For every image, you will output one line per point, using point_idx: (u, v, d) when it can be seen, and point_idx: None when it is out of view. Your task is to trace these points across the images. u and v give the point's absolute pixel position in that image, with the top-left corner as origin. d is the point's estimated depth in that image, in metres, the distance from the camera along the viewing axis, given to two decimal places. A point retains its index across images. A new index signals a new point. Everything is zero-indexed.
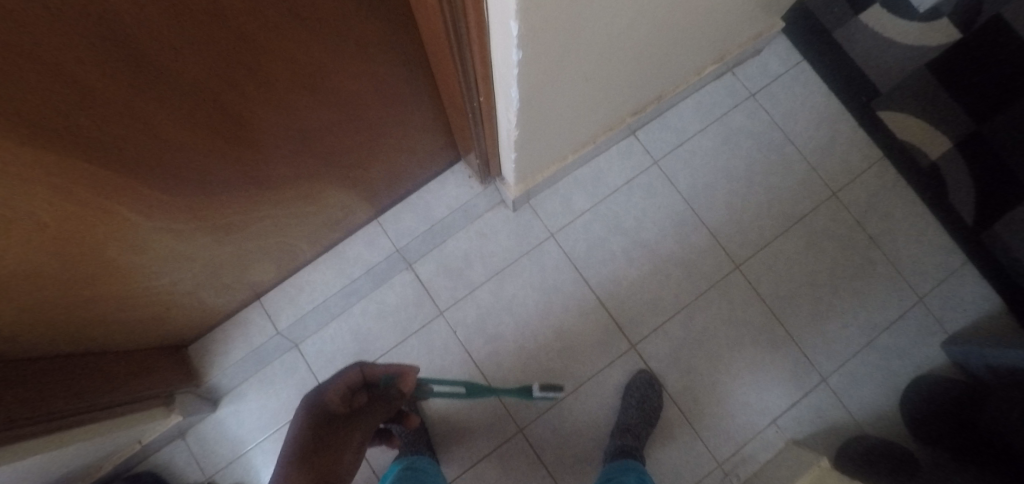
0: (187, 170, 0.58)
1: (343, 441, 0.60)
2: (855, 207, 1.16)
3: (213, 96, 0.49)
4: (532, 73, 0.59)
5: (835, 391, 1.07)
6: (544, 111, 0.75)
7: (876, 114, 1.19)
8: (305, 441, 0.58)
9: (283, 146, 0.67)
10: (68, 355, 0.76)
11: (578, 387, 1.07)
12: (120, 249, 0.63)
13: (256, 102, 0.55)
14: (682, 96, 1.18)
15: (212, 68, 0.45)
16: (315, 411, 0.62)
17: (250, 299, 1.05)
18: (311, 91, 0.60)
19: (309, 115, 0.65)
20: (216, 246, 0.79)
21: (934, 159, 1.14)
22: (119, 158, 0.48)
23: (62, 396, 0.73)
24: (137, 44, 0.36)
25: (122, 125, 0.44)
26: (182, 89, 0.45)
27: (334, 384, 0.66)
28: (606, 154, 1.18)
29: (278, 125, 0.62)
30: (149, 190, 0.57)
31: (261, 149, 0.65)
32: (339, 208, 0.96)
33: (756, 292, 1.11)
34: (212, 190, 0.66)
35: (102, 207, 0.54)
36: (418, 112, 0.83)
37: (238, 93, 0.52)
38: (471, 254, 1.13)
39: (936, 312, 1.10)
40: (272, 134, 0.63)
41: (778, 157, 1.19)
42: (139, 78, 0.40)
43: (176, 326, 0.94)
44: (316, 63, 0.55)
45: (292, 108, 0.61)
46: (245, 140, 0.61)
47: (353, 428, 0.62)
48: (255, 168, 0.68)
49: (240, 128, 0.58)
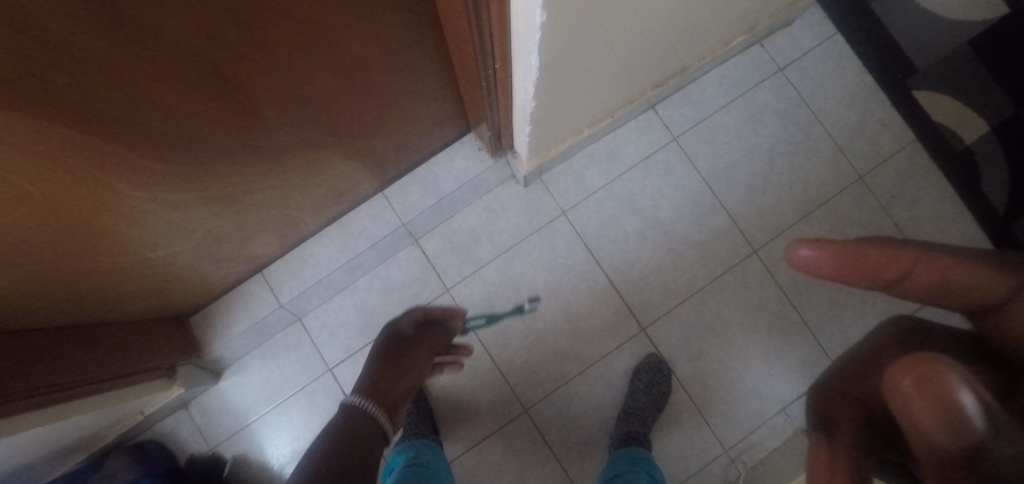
0: (184, 138, 0.54)
1: (408, 355, 0.82)
2: (882, 192, 1.11)
3: (210, 61, 0.45)
4: (554, 40, 0.53)
5: None
6: (564, 82, 0.70)
7: (911, 94, 1.12)
8: (386, 349, 0.82)
9: (286, 113, 0.63)
10: (63, 327, 0.74)
11: (585, 370, 1.06)
12: (112, 222, 0.60)
13: (255, 67, 0.50)
14: (706, 68, 1.11)
15: (206, 30, 0.40)
16: (389, 337, 0.85)
17: (252, 271, 1.02)
18: (314, 55, 0.55)
19: (312, 80, 0.59)
20: (216, 217, 0.76)
21: (968, 143, 1.08)
22: (111, 128, 0.45)
23: (60, 369, 0.71)
24: (128, 2, 0.32)
25: (113, 91, 0.40)
26: (174, 54, 0.41)
27: (406, 318, 0.88)
28: (622, 129, 1.12)
29: (281, 90, 0.58)
30: (143, 161, 0.53)
31: (262, 116, 0.60)
32: (343, 179, 0.91)
33: (773, 278, 1.08)
34: (211, 160, 0.62)
35: (94, 179, 0.50)
36: (428, 79, 0.78)
37: (235, 58, 0.47)
38: (479, 230, 1.09)
39: None
40: (273, 101, 0.59)
41: (805, 136, 1.13)
42: (132, 42, 0.36)
43: (175, 298, 0.92)
44: (320, 25, 0.50)
45: (295, 72, 0.56)
46: (246, 107, 0.56)
47: (415, 352, 0.83)
48: (256, 137, 0.64)
49: (241, 94, 0.53)
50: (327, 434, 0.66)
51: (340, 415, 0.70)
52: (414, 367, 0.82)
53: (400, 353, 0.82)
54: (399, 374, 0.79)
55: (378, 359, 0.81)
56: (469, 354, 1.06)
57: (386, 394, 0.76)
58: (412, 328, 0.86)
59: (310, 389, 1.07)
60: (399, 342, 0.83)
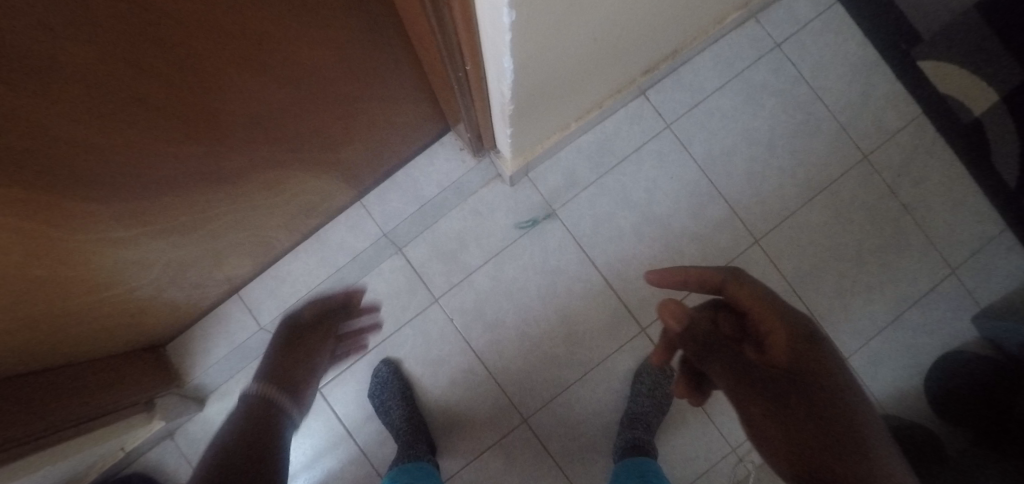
0: (123, 174, 0.49)
1: (300, 340, 0.88)
2: (888, 172, 1.05)
3: (133, 91, 0.38)
4: (529, 39, 0.47)
5: (857, 371, 1.02)
6: (543, 79, 0.63)
7: (916, 65, 1.05)
8: (281, 337, 0.88)
9: (239, 134, 0.57)
10: (32, 374, 0.69)
11: (585, 374, 1.02)
12: (53, 268, 0.54)
13: (190, 92, 0.44)
14: (698, 49, 1.04)
15: (117, 61, 0.33)
16: (286, 327, 0.90)
17: (228, 292, 0.97)
18: (258, 71, 0.48)
19: (263, 95, 0.53)
20: (177, 246, 0.70)
21: (977, 115, 1.03)
22: (36, 181, 0.39)
23: (28, 420, 0.66)
24: (14, 46, 0.26)
25: (26, 143, 0.35)
26: (83, 90, 0.34)
27: (306, 307, 0.95)
28: (612, 118, 1.06)
29: (228, 111, 0.52)
30: (79, 204, 0.47)
31: (212, 141, 0.54)
32: (315, 193, 0.86)
33: (776, 268, 1.04)
34: (158, 191, 0.56)
35: (26, 232, 0.45)
36: (397, 83, 0.72)
37: (163, 86, 0.40)
38: (465, 235, 1.03)
39: (968, 284, 1.03)
40: (218, 124, 0.53)
41: (806, 116, 1.06)
42: (31, 88, 0.30)
43: (147, 328, 0.86)
44: (259, 40, 0.43)
45: (241, 91, 0.50)
46: (191, 134, 0.51)
47: (310, 336, 0.90)
48: (206, 162, 0.58)
49: (184, 122, 0.48)
50: (229, 432, 0.66)
51: (242, 406, 0.73)
52: (310, 349, 0.87)
53: (296, 338, 0.88)
54: (302, 350, 0.86)
55: (275, 354, 0.84)
56: (462, 365, 1.02)
57: (276, 378, 0.79)
58: (309, 314, 0.93)
59: None
60: (294, 329, 0.90)
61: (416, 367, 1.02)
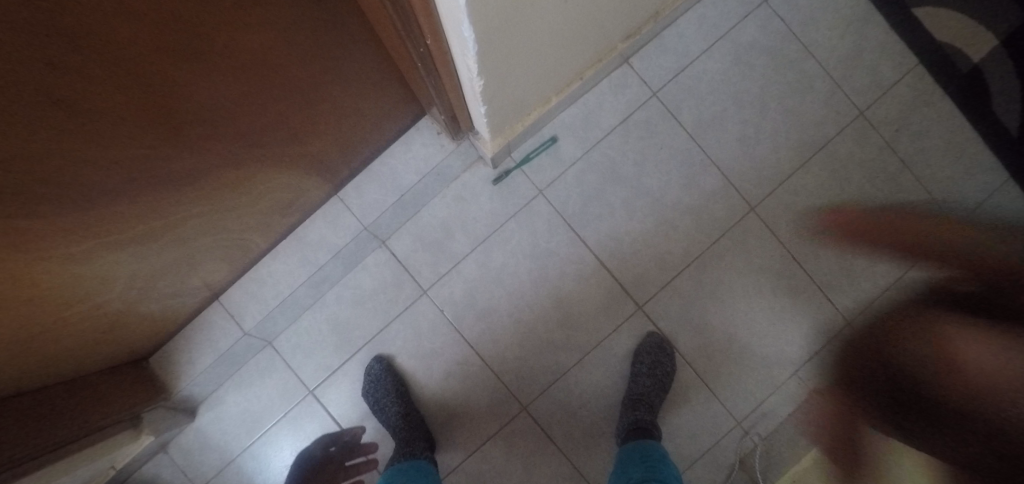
0: (71, 188, 0.45)
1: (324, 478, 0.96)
2: (885, 127, 1.01)
3: (46, 95, 0.34)
4: (487, 7, 0.43)
5: (860, 335, 1.00)
6: (513, 52, 0.59)
7: (909, 12, 1.00)
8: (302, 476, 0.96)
9: (190, 133, 0.53)
10: (15, 395, 0.66)
11: (583, 358, 0.99)
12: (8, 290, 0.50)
13: (115, 88, 0.39)
14: (682, 9, 0.98)
15: (16, 61, 0.29)
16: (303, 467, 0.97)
17: (208, 299, 0.93)
18: (191, 59, 0.44)
19: (211, 88, 0.50)
20: (143, 255, 0.66)
21: (976, 62, 0.98)
22: None
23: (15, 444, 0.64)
24: None
25: None
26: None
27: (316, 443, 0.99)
28: (595, 90, 1.01)
29: (173, 108, 0.48)
30: (27, 223, 0.44)
31: (161, 141, 0.51)
32: (286, 190, 0.81)
33: (773, 234, 1.00)
34: (113, 202, 0.53)
35: None
36: (359, 65, 0.67)
37: (81, 85, 0.36)
38: (450, 223, 1.00)
39: (971, 239, 1.00)
40: (160, 122, 0.48)
41: (798, 74, 1.01)
42: None
43: (125, 343, 0.83)
44: (182, 20, 0.38)
45: (185, 86, 0.46)
46: (134, 136, 0.47)
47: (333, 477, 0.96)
48: (154, 165, 0.53)
49: (123, 123, 0.44)
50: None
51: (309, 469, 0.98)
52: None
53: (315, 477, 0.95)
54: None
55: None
56: (457, 357, 0.99)
57: None
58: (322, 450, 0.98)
59: (294, 415, 1.01)
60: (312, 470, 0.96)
61: (409, 362, 0.99)
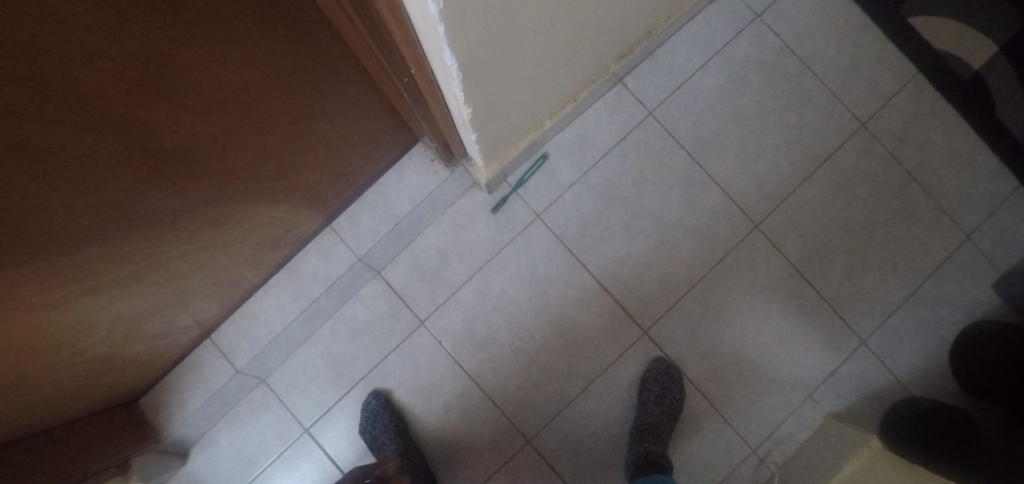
0: (48, 238, 0.43)
1: None
2: (888, 138, 0.99)
3: (13, 148, 0.31)
4: (469, 37, 0.42)
5: (876, 354, 0.96)
6: (500, 78, 0.58)
7: (905, 23, 0.99)
8: None
9: (171, 172, 0.51)
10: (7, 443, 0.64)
11: (588, 387, 0.95)
12: None
13: (91, 133, 0.37)
14: (674, 28, 0.98)
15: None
16: None
17: (199, 337, 0.91)
18: (168, 96, 0.41)
19: (192, 127, 0.48)
20: (129, 296, 0.64)
21: (977, 69, 0.96)
22: None
23: None
24: None
25: None
26: None
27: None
28: (590, 111, 0.99)
29: (153, 148, 0.46)
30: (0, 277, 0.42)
31: (141, 182, 0.49)
32: (275, 223, 0.80)
33: (779, 252, 0.97)
34: (92, 247, 0.50)
35: None
36: (345, 94, 0.66)
37: (51, 133, 0.34)
38: (447, 251, 0.97)
39: (986, 250, 0.96)
40: (141, 163, 0.46)
41: (796, 88, 1.00)
42: None
43: (113, 385, 0.80)
44: (157, 57, 0.36)
45: (165, 126, 0.45)
46: (114, 179, 0.45)
47: None
48: (133, 205, 0.51)
49: (101, 168, 0.42)
50: None
51: None
52: None
53: None
54: None
55: None
56: (457, 389, 0.96)
57: None
58: None
59: (289, 455, 0.97)
60: None
61: (408, 396, 0.96)
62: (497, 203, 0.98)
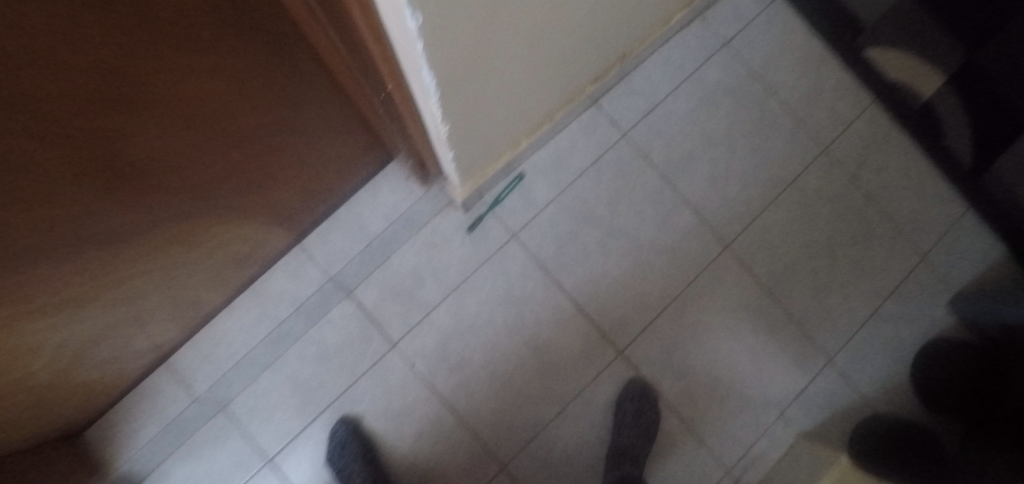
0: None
1: None
2: (849, 162, 1.03)
3: None
4: (448, 54, 0.41)
5: (843, 371, 0.98)
6: (479, 96, 0.58)
7: (862, 53, 1.04)
8: None
9: (133, 186, 0.49)
10: None
11: (564, 409, 0.94)
12: None
13: (55, 147, 0.35)
14: (646, 53, 1.00)
15: None
16: None
17: (154, 363, 0.87)
18: (134, 109, 0.39)
19: (160, 141, 0.46)
20: (81, 318, 0.60)
21: (927, 98, 1.02)
22: None
23: None
24: None
25: None
26: None
27: None
28: (566, 131, 1.00)
29: (116, 162, 0.44)
30: None
31: (101, 197, 0.46)
32: (241, 241, 0.76)
33: (749, 271, 1.00)
34: (43, 269, 0.47)
35: None
36: (318, 110, 0.65)
37: (6, 151, 0.31)
38: (421, 271, 0.95)
39: (940, 269, 1.01)
40: (103, 177, 0.44)
41: (762, 113, 1.04)
42: None
43: (56, 415, 0.74)
44: (125, 70, 0.34)
45: (131, 139, 0.42)
46: (73, 195, 0.42)
47: None
48: (90, 222, 0.48)
49: (60, 183, 0.39)
50: None
51: None
52: None
53: None
54: None
55: None
56: (430, 413, 0.93)
57: None
58: None
59: None
60: None
61: (378, 422, 0.92)
62: (472, 223, 0.97)
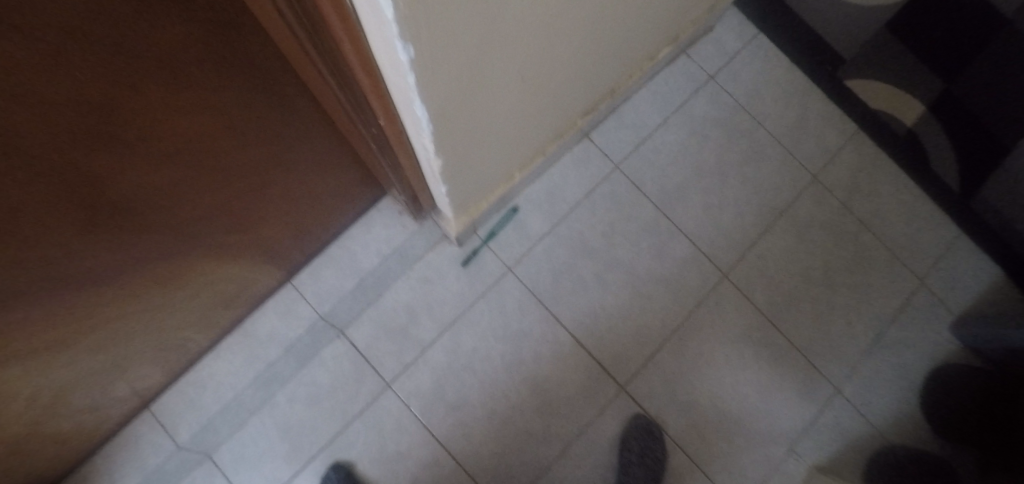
0: None
1: None
2: (839, 189, 1.04)
3: None
4: (441, 87, 0.42)
5: (851, 401, 0.96)
6: (471, 131, 0.58)
7: (843, 84, 1.07)
8: None
9: (122, 224, 0.48)
10: None
11: (566, 448, 0.90)
12: None
13: (41, 184, 0.35)
14: (635, 88, 1.03)
15: None
16: None
17: (137, 408, 0.83)
18: (120, 145, 0.39)
19: (152, 178, 0.46)
20: (62, 363, 0.58)
21: (910, 126, 1.04)
22: None
23: None
24: None
25: None
26: None
27: None
28: (558, 164, 1.01)
29: (103, 200, 0.43)
30: None
31: (88, 235, 0.45)
32: (231, 279, 0.75)
33: (748, 299, 0.98)
34: (23, 310, 0.45)
35: None
36: (311, 146, 0.65)
37: None
38: (415, 307, 0.93)
39: (939, 292, 1.01)
40: (91, 215, 0.43)
41: (751, 143, 1.05)
42: None
43: (31, 467, 0.70)
44: (117, 107, 0.35)
45: (122, 177, 0.42)
46: (58, 233, 0.41)
47: None
48: (76, 262, 0.47)
49: (47, 220, 0.39)
50: None
51: None
52: None
53: None
54: None
55: None
56: (426, 458, 0.88)
57: None
58: None
59: None
60: None
61: (372, 468, 0.88)
62: (466, 256, 0.96)
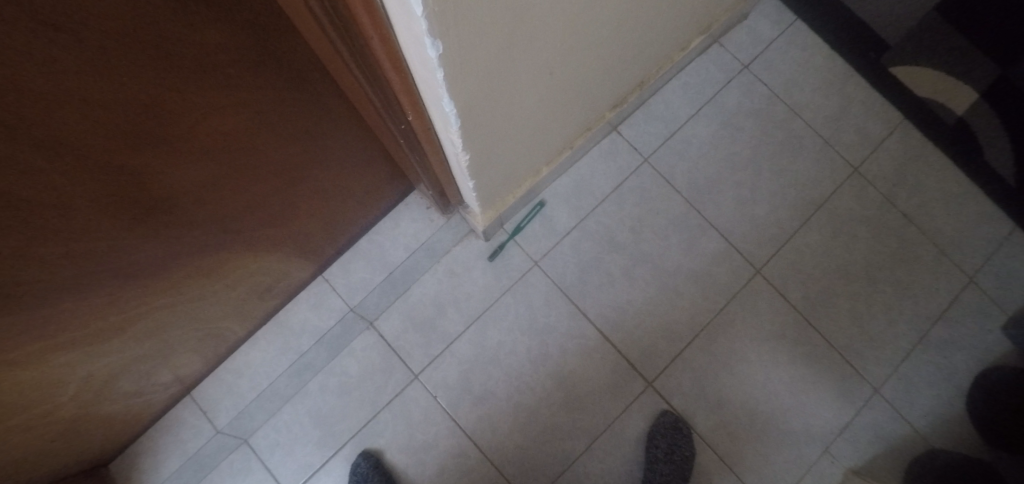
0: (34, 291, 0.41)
1: None
2: (882, 182, 1.00)
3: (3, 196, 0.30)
4: (469, 82, 0.41)
5: (892, 403, 0.92)
6: (499, 125, 0.58)
7: (888, 72, 1.02)
8: None
9: (165, 220, 0.50)
10: None
11: (592, 444, 0.90)
12: None
13: (90, 180, 0.36)
14: (665, 79, 1.00)
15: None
16: None
17: (179, 393, 0.87)
18: (163, 143, 0.40)
19: (192, 176, 0.47)
20: (111, 351, 0.61)
21: (960, 115, 0.98)
22: None
23: None
24: None
25: None
26: None
27: None
28: (586, 159, 1.00)
29: (147, 197, 0.45)
30: None
31: (133, 230, 0.47)
32: (265, 273, 0.78)
33: (782, 297, 0.95)
34: (75, 300, 0.48)
35: None
36: (341, 143, 0.66)
37: (40, 183, 0.32)
38: (442, 300, 0.94)
39: (991, 291, 0.95)
40: (135, 212, 0.45)
41: (787, 134, 1.02)
42: None
43: (85, 446, 0.75)
44: (159, 107, 0.36)
45: (164, 175, 0.44)
46: (105, 228, 0.43)
47: None
48: (122, 255, 0.49)
49: (96, 215, 0.41)
50: None
51: None
52: None
53: None
54: None
55: None
56: (452, 449, 0.90)
57: None
58: None
59: None
60: None
61: (400, 457, 0.90)
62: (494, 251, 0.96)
